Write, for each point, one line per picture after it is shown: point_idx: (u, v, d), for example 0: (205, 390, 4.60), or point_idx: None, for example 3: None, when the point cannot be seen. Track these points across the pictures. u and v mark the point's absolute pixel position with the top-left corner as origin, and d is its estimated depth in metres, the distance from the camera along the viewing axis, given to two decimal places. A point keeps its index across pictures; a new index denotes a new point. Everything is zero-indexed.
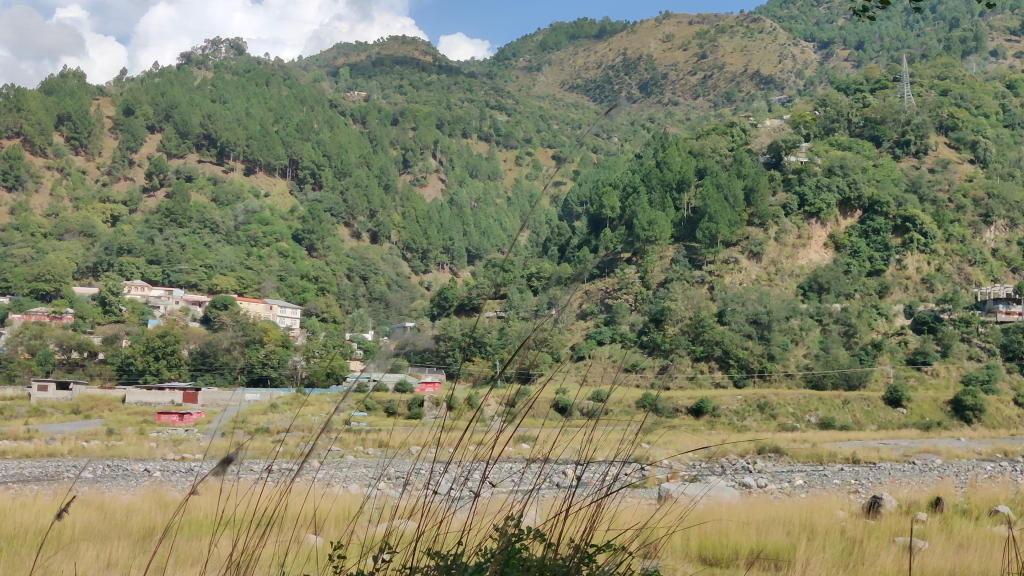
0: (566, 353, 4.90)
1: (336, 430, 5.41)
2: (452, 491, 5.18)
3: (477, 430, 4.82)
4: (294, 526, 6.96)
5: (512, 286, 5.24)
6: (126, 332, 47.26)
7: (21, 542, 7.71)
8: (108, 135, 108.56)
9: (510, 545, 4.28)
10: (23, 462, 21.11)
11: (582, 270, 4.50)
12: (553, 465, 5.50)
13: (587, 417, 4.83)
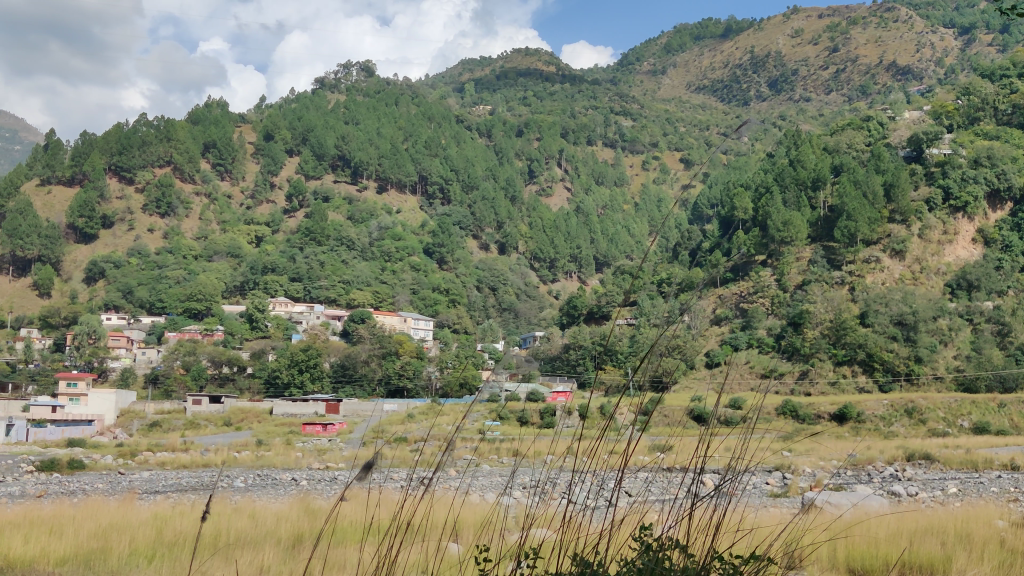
0: (699, 357, 4.85)
1: (471, 440, 5.53)
2: (588, 499, 5.17)
3: (610, 438, 4.81)
4: (434, 534, 7.14)
5: (642, 291, 5.21)
6: (272, 347, 49.36)
7: (179, 550, 8.13)
8: (250, 159, 113.74)
9: (649, 555, 4.27)
10: (182, 473, 22.35)
11: (715, 275, 4.45)
12: (689, 476, 5.41)
13: (724, 423, 4.77)
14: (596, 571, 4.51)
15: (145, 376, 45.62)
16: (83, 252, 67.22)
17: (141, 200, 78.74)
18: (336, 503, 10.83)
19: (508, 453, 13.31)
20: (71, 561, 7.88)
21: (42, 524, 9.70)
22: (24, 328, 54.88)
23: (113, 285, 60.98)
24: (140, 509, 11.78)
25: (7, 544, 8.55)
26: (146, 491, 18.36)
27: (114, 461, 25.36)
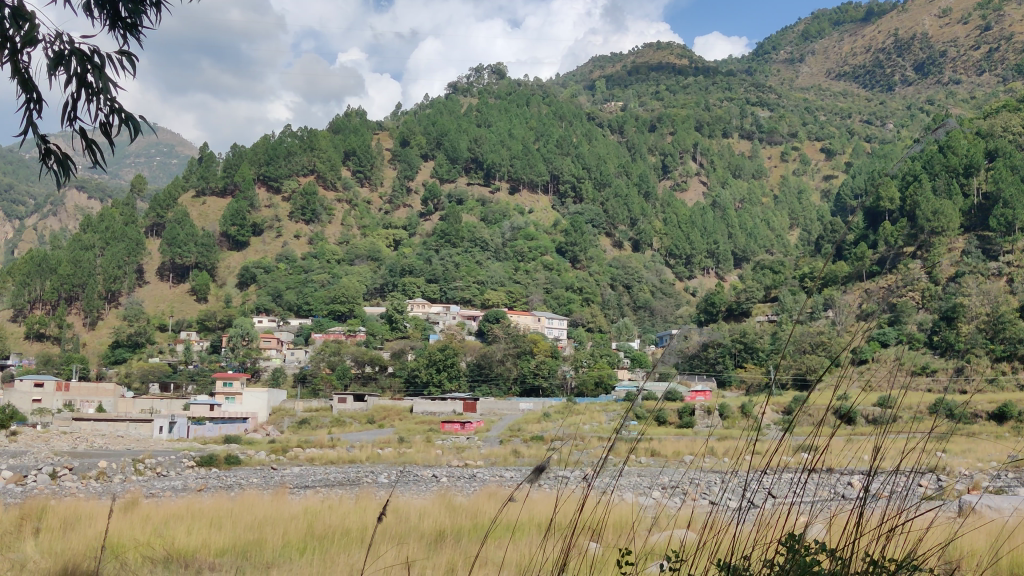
0: (851, 356, 4.52)
1: (610, 438, 5.53)
2: (732, 500, 5.03)
3: (756, 440, 4.70)
4: (574, 534, 7.16)
5: (786, 287, 5.07)
6: (411, 347, 50.72)
7: (328, 544, 8.50)
8: (388, 165, 117.28)
9: (798, 559, 4.13)
10: (329, 469, 23.29)
11: (861, 274, 4.18)
12: (840, 478, 5.17)
13: (874, 422, 4.57)
14: (740, 572, 4.37)
15: (294, 376, 47.65)
16: (236, 259, 70.80)
17: (287, 208, 82.30)
18: (479, 501, 11.05)
19: (652, 455, 13.20)
20: (229, 552, 8.39)
21: (203, 517, 10.32)
22: (184, 331, 58.29)
23: (263, 290, 64.05)
24: (293, 503, 12.34)
25: (173, 535, 9.15)
26: (297, 486, 19.24)
27: (267, 457, 26.63)
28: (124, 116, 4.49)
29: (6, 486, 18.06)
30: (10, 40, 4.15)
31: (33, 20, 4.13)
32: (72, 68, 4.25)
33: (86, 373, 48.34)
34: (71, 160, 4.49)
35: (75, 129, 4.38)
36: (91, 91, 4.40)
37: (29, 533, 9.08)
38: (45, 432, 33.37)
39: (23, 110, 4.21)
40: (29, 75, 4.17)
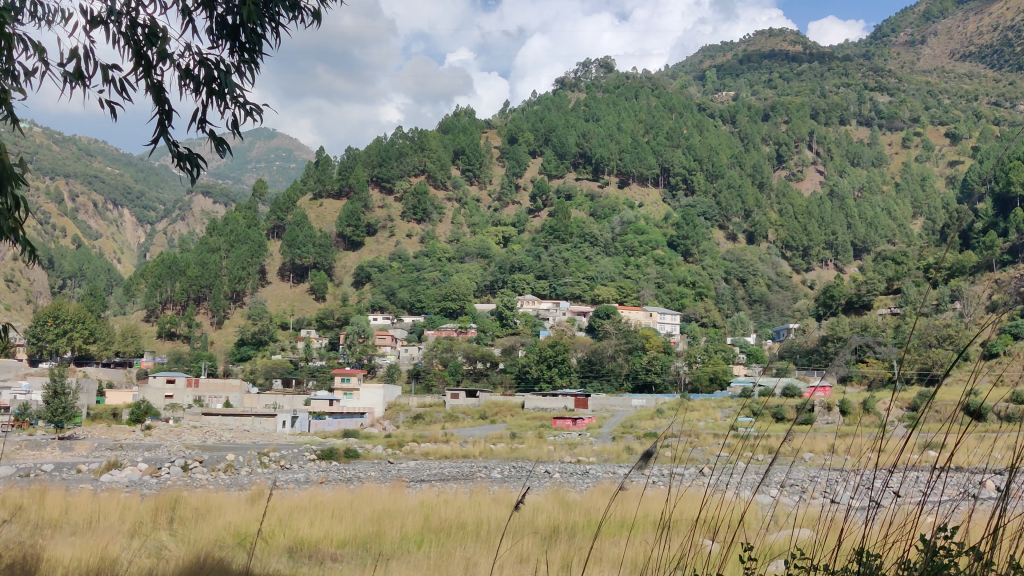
0: (980, 348, 4.31)
1: (730, 433, 5.46)
2: (857, 499, 4.86)
3: (880, 437, 4.56)
4: (692, 534, 7.07)
5: (911, 280, 4.92)
6: (522, 343, 51.10)
7: (446, 536, 8.74)
8: (498, 163, 118.44)
9: (932, 558, 3.96)
10: (444, 462, 23.80)
11: (989, 260, 3.99)
12: (973, 476, 4.94)
13: (1009, 419, 4.34)
14: (870, 571, 4.22)
15: (408, 372, 48.65)
16: (351, 258, 72.77)
17: (400, 208, 84.07)
18: (593, 496, 11.12)
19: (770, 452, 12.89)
20: (350, 543, 8.70)
21: (324, 509, 10.68)
22: (304, 329, 60.25)
23: (377, 289, 65.66)
24: (409, 496, 12.70)
25: (297, 526, 9.51)
26: (413, 479, 19.64)
27: (383, 452, 27.32)
28: (249, 124, 4.67)
29: (141, 478, 19.08)
30: (145, 53, 4.41)
31: (166, 35, 4.38)
32: (203, 80, 4.47)
33: (214, 370, 50.56)
34: (203, 162, 4.69)
35: (210, 137, 4.63)
36: (218, 101, 4.62)
37: (164, 522, 9.59)
38: (177, 427, 35.14)
39: (158, 118, 4.47)
40: (162, 87, 4.42)
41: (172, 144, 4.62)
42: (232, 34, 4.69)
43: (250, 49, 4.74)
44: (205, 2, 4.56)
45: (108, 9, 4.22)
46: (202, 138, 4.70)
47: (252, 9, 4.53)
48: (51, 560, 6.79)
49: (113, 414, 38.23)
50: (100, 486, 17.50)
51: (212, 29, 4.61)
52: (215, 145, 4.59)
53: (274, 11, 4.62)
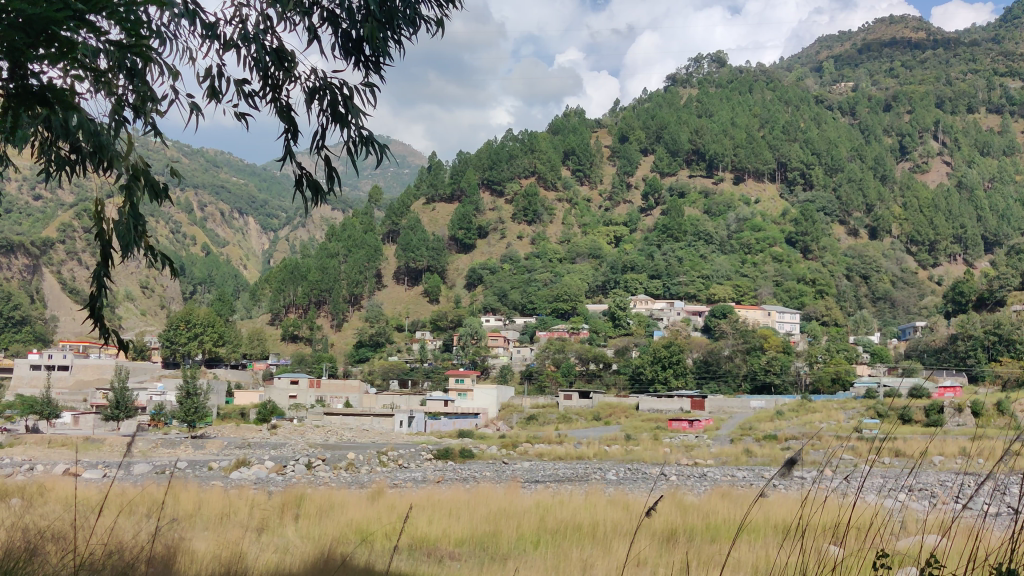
0: None
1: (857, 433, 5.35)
2: (990, 505, 4.68)
3: (1017, 442, 4.38)
4: (816, 540, 6.94)
5: None
6: (635, 343, 50.76)
7: (564, 537, 8.83)
8: (609, 162, 117.95)
9: None
10: (559, 464, 23.89)
11: None
12: None
13: None
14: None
15: (521, 372, 48.95)
16: (465, 261, 73.76)
17: (512, 210, 84.70)
18: (709, 500, 11.03)
19: (893, 461, 12.51)
20: (469, 542, 8.88)
21: (442, 507, 10.91)
22: (419, 331, 61.40)
23: (490, 290, 66.35)
24: (523, 497, 12.84)
25: (416, 524, 9.73)
26: (529, 480, 19.77)
27: (498, 452, 27.64)
28: (369, 141, 4.84)
29: (269, 475, 19.88)
30: (272, 74, 4.64)
31: (293, 57, 4.60)
32: (330, 101, 4.68)
33: (334, 371, 52.11)
34: (323, 179, 4.87)
35: (331, 155, 4.80)
36: (343, 121, 4.82)
37: (290, 518, 9.97)
38: (301, 426, 36.43)
39: (284, 137, 4.71)
40: (289, 109, 4.64)
41: (295, 163, 4.82)
42: (356, 53, 4.88)
43: (373, 67, 4.92)
44: (330, 22, 4.75)
45: (243, 34, 4.48)
46: (324, 157, 4.89)
47: (374, 33, 4.71)
48: (192, 553, 7.17)
49: (241, 414, 39.84)
50: (231, 482, 18.33)
51: (335, 49, 4.82)
52: (335, 163, 4.76)
53: (395, 32, 4.80)
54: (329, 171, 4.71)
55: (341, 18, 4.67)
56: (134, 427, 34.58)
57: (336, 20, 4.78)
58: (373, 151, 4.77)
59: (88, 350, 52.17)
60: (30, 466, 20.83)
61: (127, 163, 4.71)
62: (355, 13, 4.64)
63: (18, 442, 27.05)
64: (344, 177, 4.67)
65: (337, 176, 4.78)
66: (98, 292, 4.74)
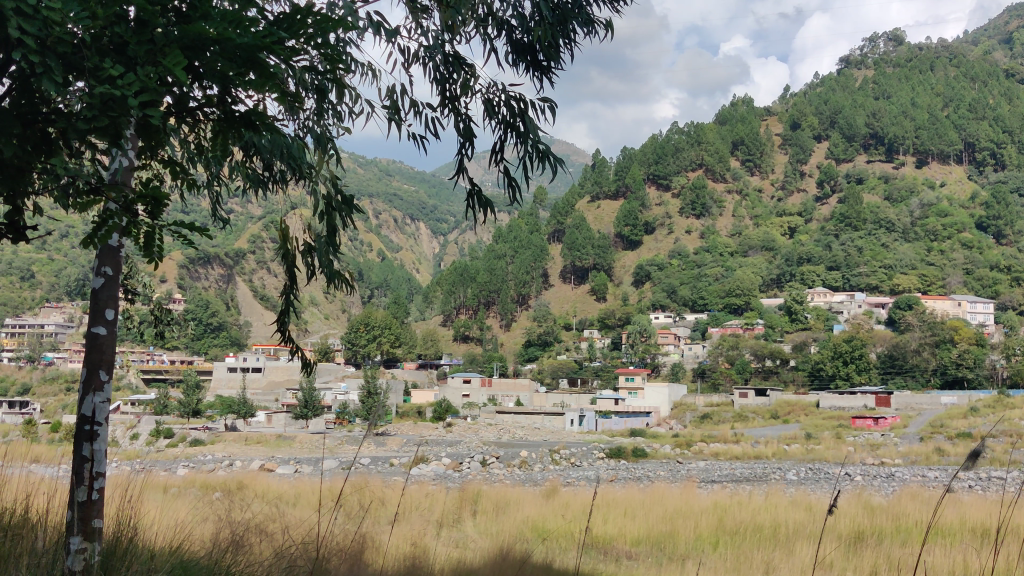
0: None
1: None
2: None
3: None
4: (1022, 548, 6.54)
5: None
6: (813, 339, 49.00)
7: (744, 537, 8.65)
8: (779, 151, 114.35)
9: None
10: (735, 463, 23.28)
11: None
12: None
13: None
14: None
15: (693, 370, 48.06)
16: (632, 258, 73.41)
17: (680, 204, 83.55)
18: (899, 499, 10.57)
19: None
20: (645, 542, 8.80)
21: (617, 507, 10.79)
22: (588, 329, 61.56)
23: (660, 286, 65.81)
24: (701, 496, 12.69)
25: (593, 522, 9.74)
26: (705, 480, 19.41)
27: (672, 451, 27.21)
28: (545, 156, 4.76)
29: (446, 471, 20.45)
30: (451, 91, 4.73)
31: (473, 70, 4.66)
32: (507, 115, 4.71)
33: (505, 370, 52.99)
34: (496, 191, 4.82)
35: (505, 167, 4.76)
36: (518, 134, 4.83)
37: (469, 513, 10.24)
38: (475, 424, 37.29)
39: (462, 152, 4.73)
40: (468, 125, 4.69)
41: (471, 178, 4.80)
42: (530, 65, 4.89)
43: (540, 72, 4.92)
44: (505, 32, 4.80)
45: (425, 46, 4.55)
46: (499, 171, 4.85)
47: (547, 37, 4.69)
48: (380, 545, 7.50)
49: (418, 412, 41.13)
50: (411, 478, 19.06)
51: (509, 59, 4.85)
52: (511, 176, 4.72)
53: (563, 34, 4.74)
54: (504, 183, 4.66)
55: (517, 30, 4.68)
56: (320, 425, 36.51)
57: (509, 27, 4.80)
58: (549, 164, 4.67)
59: (277, 354, 55.41)
60: (229, 462, 22.33)
61: (320, 179, 4.88)
62: (534, 26, 4.64)
63: (218, 439, 29.11)
64: (520, 187, 4.60)
65: (514, 188, 4.74)
66: (295, 306, 4.91)
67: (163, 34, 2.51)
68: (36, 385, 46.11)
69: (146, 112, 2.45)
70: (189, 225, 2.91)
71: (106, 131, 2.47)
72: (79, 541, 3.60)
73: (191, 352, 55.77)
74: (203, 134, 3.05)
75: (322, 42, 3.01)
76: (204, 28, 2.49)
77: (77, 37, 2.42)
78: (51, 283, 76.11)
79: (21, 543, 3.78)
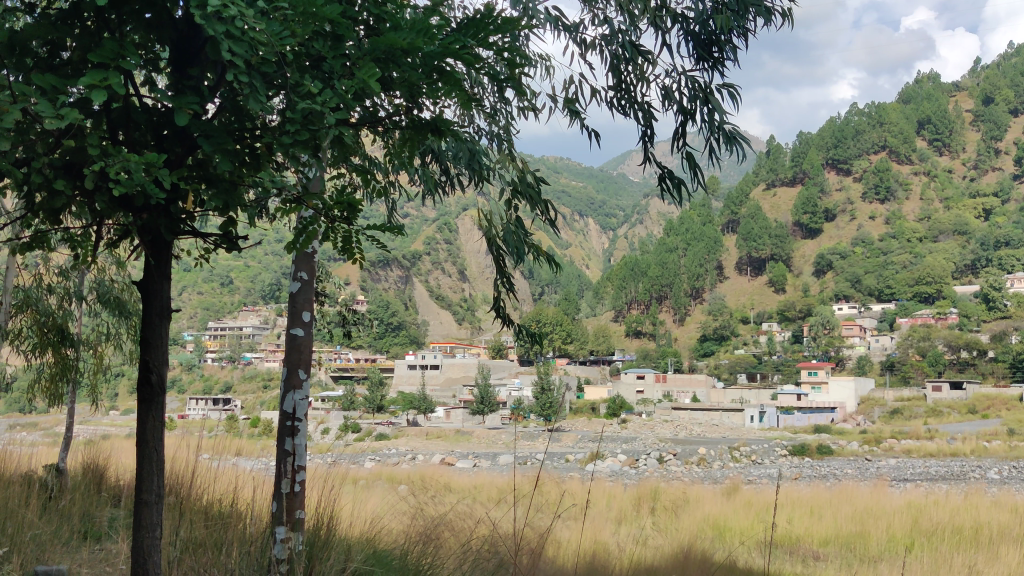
0: None
1: None
2: None
3: None
4: None
5: None
6: (1015, 328, 45.73)
7: (943, 539, 8.12)
8: (970, 129, 107.54)
9: None
10: (931, 460, 21.96)
11: None
12: None
13: None
14: None
15: (881, 363, 45.87)
16: (810, 247, 70.79)
17: (861, 189, 80.05)
18: None
19: None
20: (834, 543, 8.45)
21: (802, 506, 10.38)
22: (766, 322, 59.97)
23: (841, 277, 63.22)
24: (895, 495, 12.01)
25: (777, 522, 9.43)
26: (899, 478, 18.40)
27: (861, 448, 26.04)
28: (728, 135, 4.58)
29: (623, 468, 20.38)
30: (627, 79, 4.68)
31: (651, 61, 4.59)
32: (688, 98, 4.60)
33: (680, 366, 52.36)
34: (679, 178, 4.69)
35: (686, 152, 4.63)
36: (702, 119, 4.69)
37: (648, 512, 10.07)
38: (651, 421, 37.00)
39: (643, 140, 4.66)
40: (649, 113, 4.62)
41: (654, 161, 4.74)
42: (709, 58, 4.72)
43: (716, 59, 4.72)
44: (681, 21, 4.69)
45: (600, 38, 4.52)
46: (681, 156, 4.72)
47: (728, 23, 4.51)
48: (561, 541, 7.52)
49: (592, 408, 41.33)
50: (588, 474, 19.11)
51: (687, 47, 4.70)
52: (692, 158, 4.60)
53: (742, 17, 4.55)
54: (688, 168, 4.52)
55: (694, 20, 4.52)
56: (497, 421, 37.21)
57: (687, 18, 4.69)
58: (736, 148, 4.50)
59: (453, 351, 56.95)
60: (413, 456, 23.14)
61: (501, 175, 4.88)
62: (710, 13, 4.48)
63: (401, 434, 30.25)
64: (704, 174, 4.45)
65: (695, 172, 4.61)
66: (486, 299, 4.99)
67: (357, 45, 2.30)
68: (237, 384, 49.53)
69: (343, 130, 2.26)
70: (383, 230, 2.74)
71: (308, 142, 2.28)
72: (283, 531, 3.72)
73: (373, 351, 58.19)
74: (393, 143, 2.83)
75: (509, 38, 2.79)
76: (397, 38, 2.25)
77: (283, 58, 2.18)
78: (247, 288, 81.39)
79: (235, 534, 3.98)
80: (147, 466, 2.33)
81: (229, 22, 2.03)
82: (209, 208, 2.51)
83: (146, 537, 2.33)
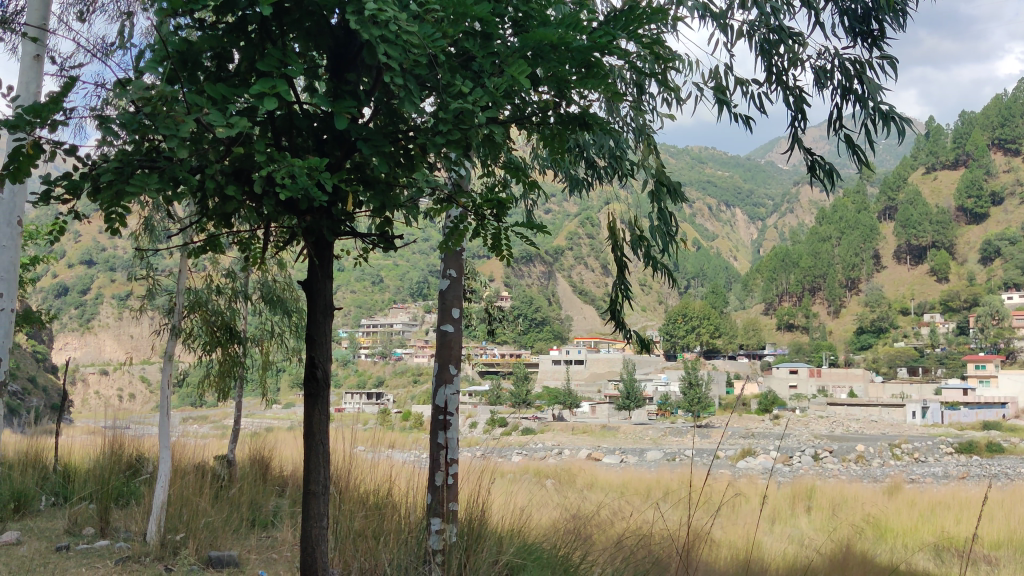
0: None
1: None
2: None
3: None
4: None
5: None
6: None
7: None
8: None
9: None
10: None
11: None
12: None
13: None
14: None
15: None
16: (976, 233, 66.80)
17: None
18: None
19: None
20: (1007, 545, 7.96)
21: (972, 507, 9.82)
22: (928, 313, 57.06)
23: (1011, 264, 59.33)
24: None
25: (943, 524, 8.96)
26: None
27: None
28: (887, 116, 4.36)
29: (775, 464, 19.79)
30: (776, 65, 4.53)
31: (803, 42, 4.43)
32: (843, 80, 4.42)
33: (835, 359, 50.50)
34: (828, 164, 4.51)
35: (842, 136, 4.43)
36: (856, 99, 4.48)
37: (803, 511, 9.79)
38: (804, 416, 35.90)
39: (792, 125, 4.50)
40: (800, 95, 4.46)
41: (805, 148, 4.55)
42: (865, 36, 4.52)
43: (869, 38, 4.51)
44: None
45: (748, 21, 4.38)
46: (833, 140, 4.53)
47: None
48: (714, 538, 7.42)
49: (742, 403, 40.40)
50: (740, 471, 18.64)
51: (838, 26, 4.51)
52: (847, 142, 4.39)
53: None
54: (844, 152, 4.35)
55: None
56: (644, 416, 37.03)
57: None
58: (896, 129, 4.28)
59: (598, 346, 56.94)
60: (560, 450, 23.27)
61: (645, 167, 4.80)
62: None
63: (548, 428, 30.54)
64: (859, 155, 4.26)
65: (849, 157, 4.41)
66: (626, 294, 4.91)
67: (505, 44, 2.30)
68: (388, 378, 51.19)
69: (492, 127, 2.27)
70: (531, 230, 2.70)
71: (461, 140, 2.28)
72: (437, 525, 3.77)
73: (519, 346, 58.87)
74: (535, 141, 2.82)
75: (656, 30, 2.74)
76: (547, 34, 2.24)
77: (435, 56, 2.20)
78: (397, 286, 83.95)
79: (390, 524, 4.09)
80: (313, 459, 2.41)
81: (384, 23, 2.05)
82: (364, 210, 2.56)
83: (313, 527, 2.40)
